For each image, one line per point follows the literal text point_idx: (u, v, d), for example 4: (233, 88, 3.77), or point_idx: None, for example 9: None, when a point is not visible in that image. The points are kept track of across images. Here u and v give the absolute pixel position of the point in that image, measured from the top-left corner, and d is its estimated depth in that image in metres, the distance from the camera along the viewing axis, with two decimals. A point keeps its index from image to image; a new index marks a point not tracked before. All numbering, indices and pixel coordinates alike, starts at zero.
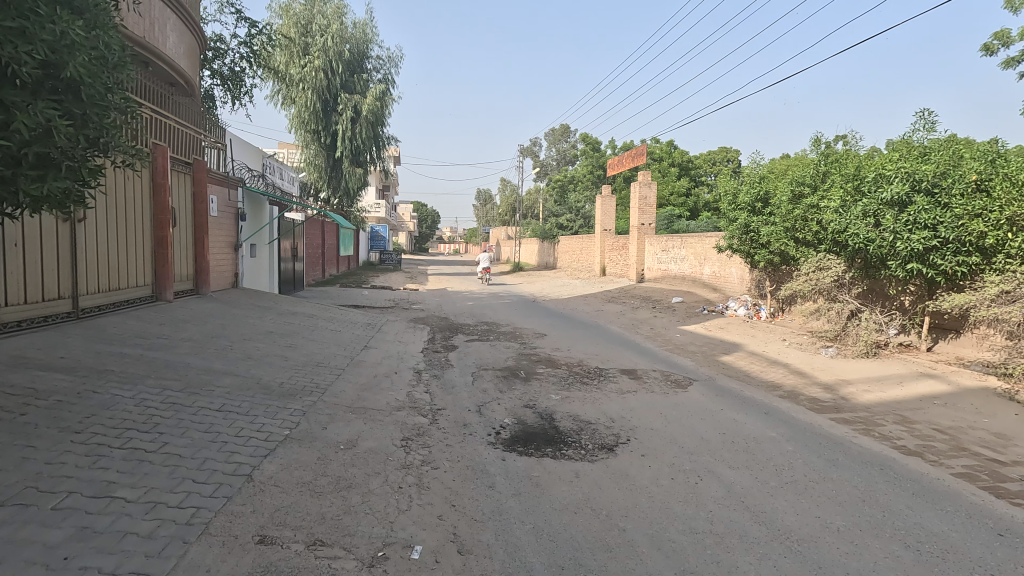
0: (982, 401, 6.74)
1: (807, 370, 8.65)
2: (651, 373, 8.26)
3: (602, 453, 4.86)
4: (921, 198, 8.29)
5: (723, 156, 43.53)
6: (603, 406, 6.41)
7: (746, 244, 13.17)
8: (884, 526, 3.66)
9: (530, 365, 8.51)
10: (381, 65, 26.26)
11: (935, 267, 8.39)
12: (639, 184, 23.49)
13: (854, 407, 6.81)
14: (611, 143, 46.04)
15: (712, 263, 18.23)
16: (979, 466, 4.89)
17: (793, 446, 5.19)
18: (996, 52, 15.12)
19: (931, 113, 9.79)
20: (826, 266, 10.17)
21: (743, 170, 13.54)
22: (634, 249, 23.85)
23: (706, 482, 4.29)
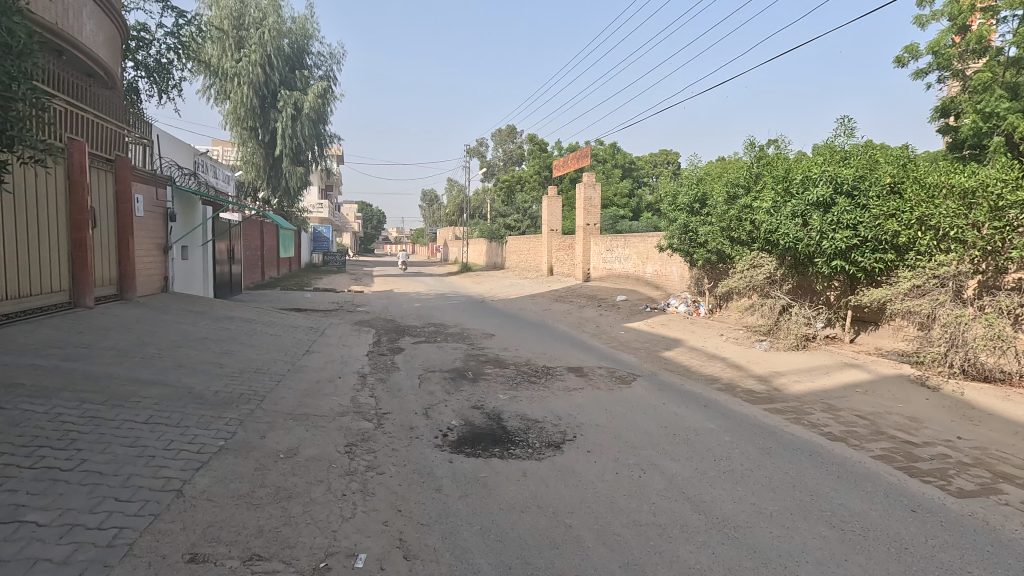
0: (897, 388, 7.27)
1: (743, 364, 9.05)
2: (597, 370, 8.42)
3: (548, 451, 4.91)
4: (842, 199, 8.88)
5: (663, 157, 45.01)
6: (550, 404, 6.47)
7: (685, 243, 13.64)
8: (812, 509, 3.87)
9: (477, 366, 8.49)
10: (322, 61, 25.46)
11: (856, 264, 8.98)
12: (583, 185, 23.79)
13: (785, 397, 7.19)
14: (557, 144, 46.56)
15: (654, 262, 18.79)
16: (895, 448, 5.27)
17: (730, 437, 5.41)
18: (907, 64, 16.30)
19: (851, 120, 10.43)
20: (759, 263, 10.57)
21: (682, 172, 14.03)
22: (580, 248, 24.24)
23: (649, 475, 4.41)
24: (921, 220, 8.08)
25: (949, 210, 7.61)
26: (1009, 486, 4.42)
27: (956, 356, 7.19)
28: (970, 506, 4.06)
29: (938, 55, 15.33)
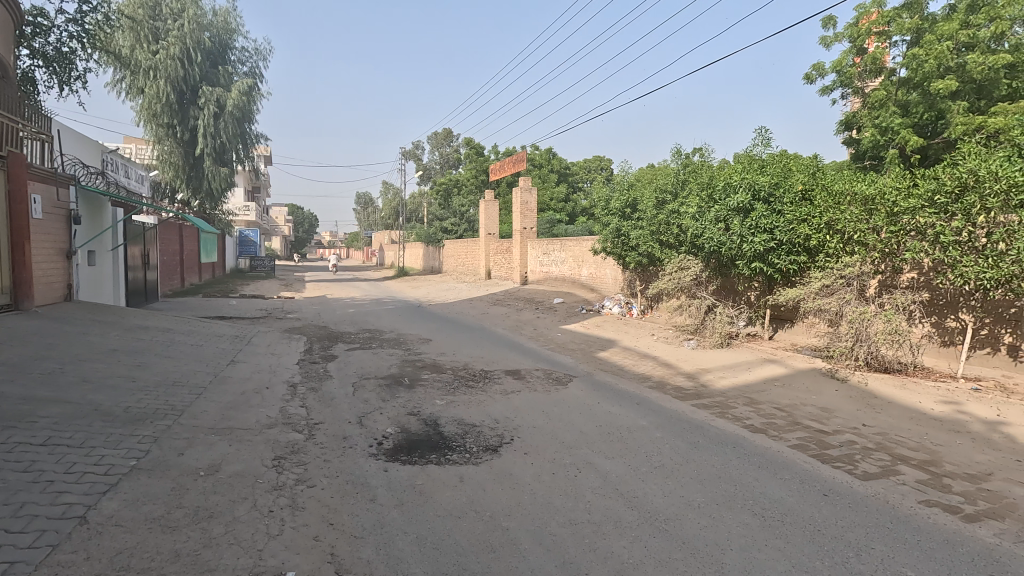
0: (810, 381, 7.82)
1: (673, 362, 9.43)
2: (534, 373, 8.49)
3: (486, 455, 4.90)
4: (759, 205, 9.47)
5: (597, 163, 46.27)
6: (487, 408, 6.47)
7: (618, 246, 14.03)
8: (736, 498, 4.08)
9: (414, 372, 8.35)
10: (247, 57, 24.31)
11: (773, 266, 9.59)
12: (520, 190, 23.93)
13: (711, 392, 7.56)
14: (493, 149, 46.78)
15: (589, 265, 19.23)
16: (809, 437, 5.65)
17: (660, 433, 5.61)
18: (815, 81, 17.60)
19: (767, 131, 11.12)
20: (686, 265, 11.03)
21: (614, 178, 14.45)
22: (517, 252, 24.44)
23: (585, 474, 4.49)
24: (829, 224, 8.73)
25: (853, 215, 8.27)
26: (906, 467, 4.85)
27: (861, 349, 7.85)
28: (873, 487, 4.41)
29: (841, 73, 16.66)
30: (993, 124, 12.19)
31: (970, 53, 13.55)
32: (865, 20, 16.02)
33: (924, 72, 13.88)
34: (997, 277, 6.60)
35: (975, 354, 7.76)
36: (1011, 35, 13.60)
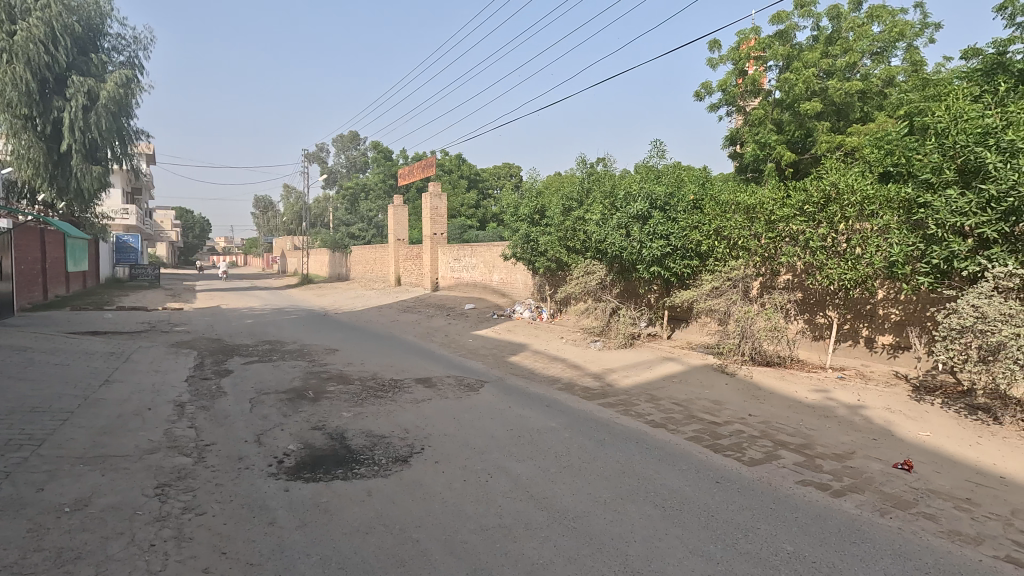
0: (704, 376, 8.42)
1: (580, 364, 9.75)
2: (445, 379, 8.41)
3: (395, 466, 4.77)
4: (656, 213, 10.08)
5: (506, 170, 47.13)
6: (397, 417, 6.31)
7: (527, 252, 14.30)
8: (639, 492, 4.28)
9: (319, 384, 7.97)
10: (123, 46, 22.08)
11: (670, 270, 10.24)
12: (429, 195, 23.67)
13: (616, 391, 7.90)
14: (402, 153, 46.02)
15: (499, 270, 19.43)
16: (703, 429, 6.06)
17: (569, 434, 5.77)
18: (703, 98, 19.05)
19: (662, 143, 11.86)
20: (592, 270, 11.45)
21: (522, 185, 14.75)
22: (428, 257, 24.18)
23: (495, 478, 4.51)
24: (716, 231, 9.50)
25: (737, 222, 9.02)
26: (785, 452, 5.34)
27: (746, 345, 8.57)
28: (758, 472, 4.81)
29: (726, 92, 18.24)
30: (850, 143, 13.88)
31: (830, 80, 15.34)
32: (744, 46, 17.63)
33: (794, 94, 15.52)
34: (855, 278, 7.48)
35: (840, 347, 8.74)
36: (861, 66, 15.60)
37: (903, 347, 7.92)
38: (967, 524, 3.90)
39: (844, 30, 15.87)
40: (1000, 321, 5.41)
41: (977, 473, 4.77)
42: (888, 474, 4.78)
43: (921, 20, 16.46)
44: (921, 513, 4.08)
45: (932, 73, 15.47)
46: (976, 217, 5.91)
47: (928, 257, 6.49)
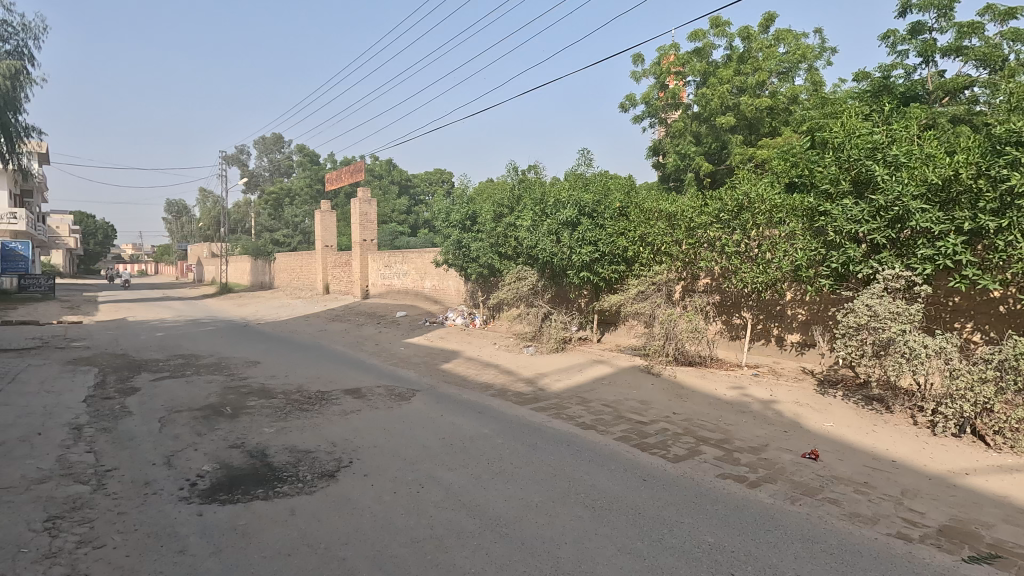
0: (632, 377, 8.70)
1: (513, 369, 9.79)
2: (375, 389, 8.18)
3: (321, 482, 4.58)
4: (585, 219, 10.33)
5: (438, 176, 46.85)
6: (323, 431, 6.06)
7: (459, 258, 14.24)
8: (570, 494, 4.34)
9: (238, 399, 7.52)
10: (9, 33, 19.98)
11: (598, 275, 10.53)
12: (358, 200, 23.03)
13: (548, 395, 8.00)
14: (330, 157, 44.60)
15: (431, 277, 19.21)
16: (631, 429, 6.25)
17: (501, 439, 5.77)
18: (628, 109, 19.78)
19: (590, 152, 12.19)
20: (523, 276, 11.53)
21: (453, 191, 14.68)
22: (357, 265, 23.52)
23: (427, 489, 4.42)
24: (641, 237, 9.88)
25: (660, 229, 9.41)
26: (706, 447, 5.60)
27: (670, 346, 8.94)
28: (682, 468, 5.02)
29: (649, 105, 19.07)
30: (761, 155, 14.88)
31: (743, 96, 16.39)
32: (665, 61, 18.50)
33: (711, 109, 16.45)
34: (766, 281, 8.01)
35: (755, 346, 9.32)
36: (769, 84, 16.79)
37: (809, 345, 8.55)
38: (865, 506, 4.25)
39: (754, 50, 17.02)
40: (890, 318, 5.96)
41: (872, 458, 5.22)
42: (797, 464, 5.13)
43: (819, 44, 17.95)
44: (826, 498, 4.40)
45: (830, 92, 16.89)
46: (867, 224, 6.50)
47: (828, 261, 7.06)
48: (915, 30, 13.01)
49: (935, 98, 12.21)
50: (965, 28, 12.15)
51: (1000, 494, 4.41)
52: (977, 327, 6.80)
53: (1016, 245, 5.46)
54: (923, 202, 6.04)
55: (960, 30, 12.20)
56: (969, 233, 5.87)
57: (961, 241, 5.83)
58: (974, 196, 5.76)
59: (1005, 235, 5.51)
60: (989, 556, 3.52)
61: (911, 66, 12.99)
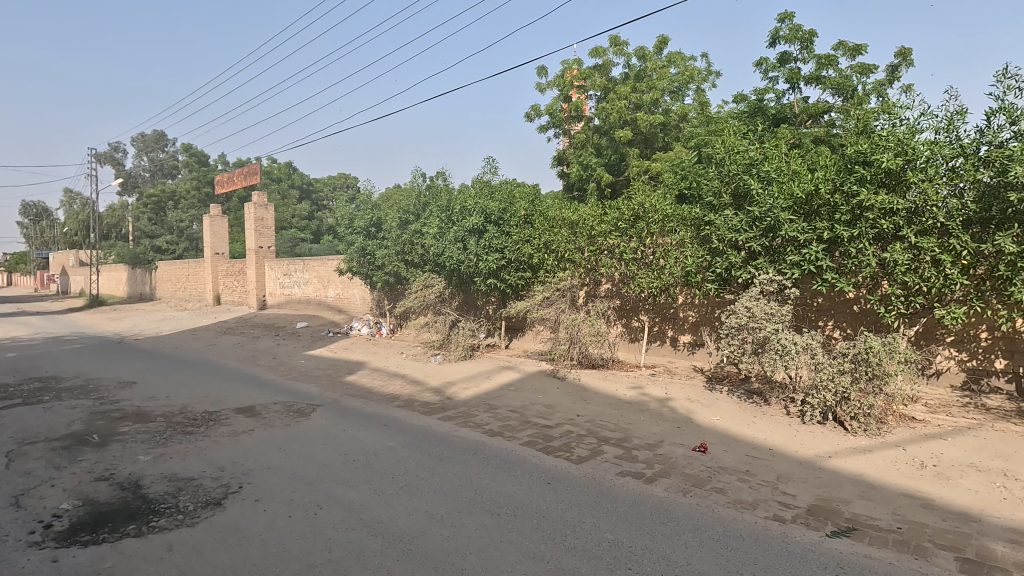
0: (538, 382, 8.85)
1: (420, 379, 9.60)
2: (271, 406, 7.65)
3: (205, 511, 4.20)
4: (491, 227, 10.43)
5: (342, 181, 45.27)
6: (210, 455, 5.57)
7: (364, 266, 13.79)
8: (475, 502, 4.32)
9: (107, 425, 6.72)
10: None
11: (505, 282, 10.66)
12: (252, 205, 21.57)
13: (455, 403, 7.93)
14: (221, 158, 41.49)
15: (334, 285, 18.42)
16: (537, 433, 6.35)
17: (406, 452, 5.62)
18: (533, 119, 20.24)
19: (494, 160, 12.27)
20: (430, 283, 11.34)
21: (357, 197, 14.20)
22: (252, 273, 22.02)
23: (325, 509, 4.20)
24: (546, 245, 10.17)
25: (563, 237, 9.70)
26: (608, 447, 5.83)
27: (575, 350, 9.22)
28: (585, 469, 5.17)
29: (553, 116, 19.65)
30: (656, 168, 15.83)
31: (639, 111, 17.35)
32: (568, 74, 19.17)
33: (610, 122, 17.27)
34: (660, 285, 8.50)
35: (652, 347, 9.87)
36: (663, 101, 17.92)
37: (699, 344, 9.21)
38: (747, 492, 4.62)
39: (649, 69, 18.12)
40: (765, 319, 6.58)
41: (753, 448, 5.69)
42: (689, 458, 5.46)
43: (705, 67, 19.44)
44: (714, 488, 4.73)
45: (714, 111, 18.36)
46: (745, 233, 7.11)
47: (714, 267, 7.65)
48: (784, 59, 14.50)
49: (801, 121, 13.61)
50: (823, 60, 13.72)
51: (856, 473, 4.97)
52: (837, 324, 7.66)
53: (865, 252, 6.22)
54: (790, 214, 6.71)
55: (819, 61, 13.77)
56: (827, 242, 6.61)
57: (822, 248, 6.54)
58: (831, 208, 6.48)
59: (856, 243, 6.26)
60: (847, 530, 3.95)
61: (780, 91, 14.44)
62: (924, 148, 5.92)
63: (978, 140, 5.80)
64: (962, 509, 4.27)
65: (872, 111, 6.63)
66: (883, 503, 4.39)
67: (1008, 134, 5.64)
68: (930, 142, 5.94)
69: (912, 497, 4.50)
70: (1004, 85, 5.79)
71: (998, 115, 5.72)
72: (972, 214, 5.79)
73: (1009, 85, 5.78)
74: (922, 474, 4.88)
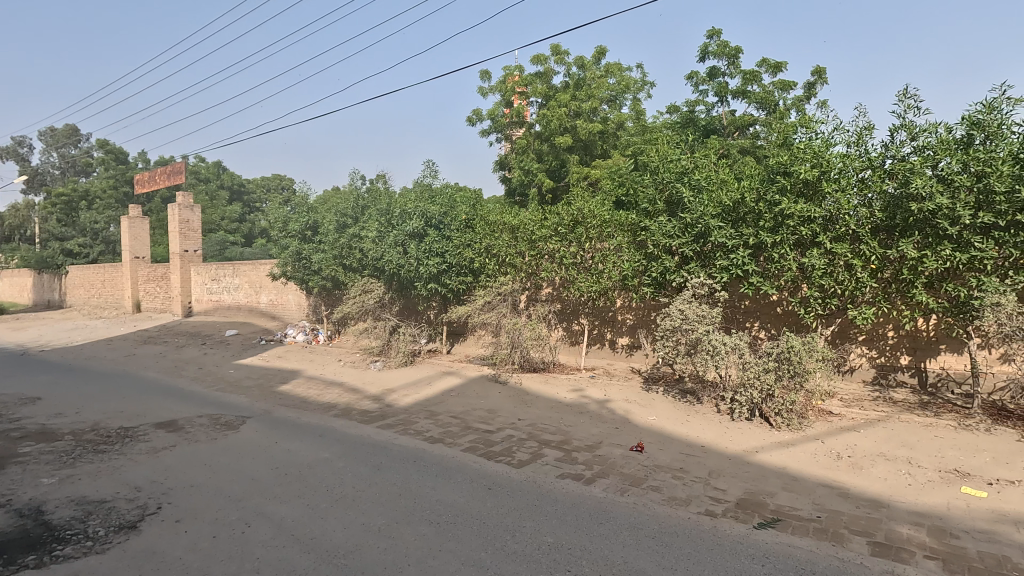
0: (480, 387, 8.81)
1: (359, 387, 9.33)
2: (195, 420, 7.20)
3: (118, 536, 3.89)
4: (432, 231, 10.31)
5: (276, 183, 43.52)
6: (125, 474, 5.17)
7: (299, 271, 13.29)
8: (414, 512, 4.22)
9: (4, 446, 6.10)
10: None
11: (446, 286, 10.57)
12: (177, 206, 20.28)
13: (395, 411, 7.76)
14: (142, 156, 38.86)
15: (267, 291, 17.63)
16: (478, 438, 6.31)
17: (343, 462, 5.44)
18: (475, 124, 20.24)
19: (435, 164, 12.12)
20: (369, 288, 11.02)
21: (292, 199, 13.68)
22: (176, 279, 20.72)
23: (254, 527, 3.98)
24: (487, 249, 10.18)
25: (504, 241, 9.73)
26: (548, 450, 5.87)
27: (516, 354, 9.25)
28: (525, 473, 5.19)
29: (495, 121, 19.73)
30: (595, 175, 16.20)
31: (579, 119, 17.69)
32: (510, 80, 19.33)
33: (551, 129, 17.51)
34: (599, 289, 8.68)
35: (592, 350, 10.07)
36: (602, 110, 18.36)
37: (636, 347, 9.49)
38: (681, 489, 4.77)
39: (588, 79, 18.52)
40: (697, 321, 6.84)
41: (687, 446, 5.89)
42: (626, 457, 5.59)
43: (641, 77, 20.10)
44: (650, 486, 4.86)
45: (650, 121, 19.00)
46: (678, 238, 7.40)
47: (649, 271, 7.90)
48: (712, 73, 15.22)
49: (729, 133, 14.28)
50: (748, 75, 14.52)
51: (780, 466, 5.26)
52: (762, 325, 8.10)
53: (787, 257, 6.61)
54: (719, 221, 7.04)
55: (744, 77, 14.55)
56: (753, 247, 6.97)
57: (748, 253, 6.89)
58: (756, 216, 6.85)
59: (779, 249, 6.64)
60: (773, 521, 4.16)
61: (710, 103, 15.14)
62: (837, 161, 6.36)
63: (884, 154, 6.29)
64: (874, 496, 4.60)
65: (791, 125, 7.06)
66: (804, 493, 4.65)
67: (909, 149, 6.15)
68: (842, 155, 6.39)
69: (830, 486, 4.80)
70: (904, 104, 6.30)
71: (900, 132, 6.23)
72: (879, 221, 6.27)
73: (908, 104, 6.30)
74: (838, 465, 5.22)
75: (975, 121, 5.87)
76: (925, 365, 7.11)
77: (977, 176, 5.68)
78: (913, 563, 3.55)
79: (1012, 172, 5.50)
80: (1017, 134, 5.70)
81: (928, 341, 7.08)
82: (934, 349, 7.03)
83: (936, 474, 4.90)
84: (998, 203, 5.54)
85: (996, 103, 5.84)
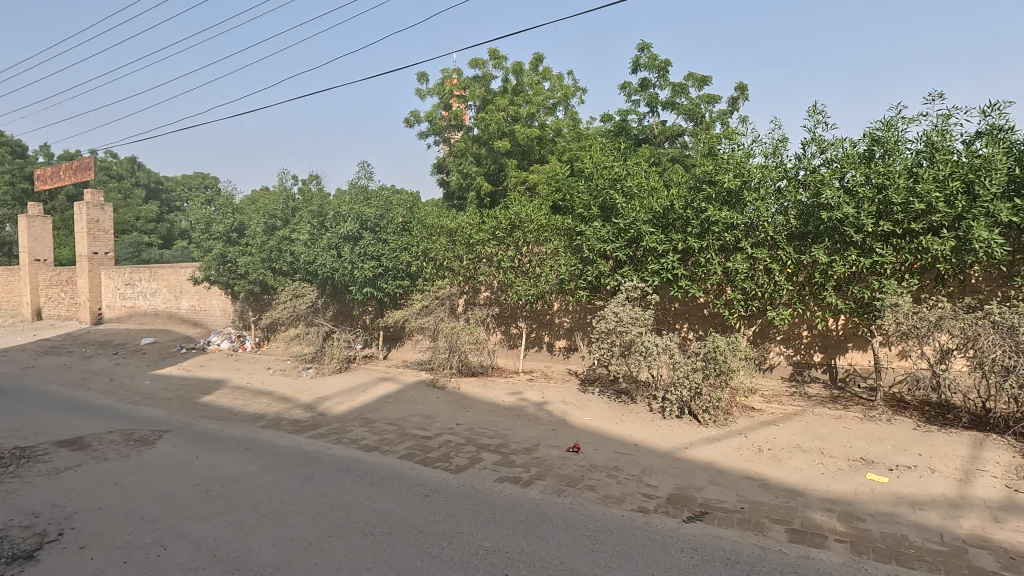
0: (417, 392, 8.68)
1: (289, 395, 8.94)
2: (104, 436, 6.64)
3: (11, 568, 3.52)
4: (367, 234, 10.04)
5: (198, 181, 41.03)
6: (19, 499, 4.68)
7: (224, 275, 12.56)
8: (347, 524, 4.09)
9: None
10: None
11: (382, 290, 10.34)
12: (84, 205, 18.56)
13: (328, 419, 7.49)
14: (43, 149, 35.50)
15: (189, 296, 16.58)
16: (415, 445, 6.20)
17: (271, 475, 5.19)
18: (412, 125, 19.95)
19: (368, 164, 11.64)
20: (301, 292, 10.58)
21: (216, 199, 12.93)
22: (84, 283, 19.03)
23: (171, 549, 3.72)
24: (424, 253, 10.05)
25: (442, 245, 9.66)
26: (486, 454, 5.86)
27: (454, 358, 9.19)
28: (463, 477, 5.15)
29: (433, 123, 19.56)
30: (533, 179, 16.40)
31: (517, 123, 17.80)
32: (448, 83, 19.29)
33: (489, 132, 17.49)
34: (536, 292, 8.76)
35: (530, 352, 10.20)
36: (539, 116, 18.58)
37: (573, 349, 9.73)
38: (615, 487, 4.90)
39: (524, 84, 18.61)
40: (631, 323, 7.06)
41: (621, 445, 6.06)
42: (563, 458, 5.68)
43: (576, 84, 20.53)
44: (585, 486, 4.95)
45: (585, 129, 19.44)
46: (612, 243, 7.59)
47: (585, 274, 8.07)
48: (644, 84, 15.80)
49: (659, 141, 14.85)
50: (676, 87, 15.17)
51: (708, 460, 5.52)
52: (691, 326, 8.49)
53: (712, 262, 6.97)
54: (650, 226, 7.29)
55: (673, 89, 15.21)
56: (681, 252, 7.27)
57: (677, 258, 7.18)
58: (685, 222, 7.17)
59: (705, 253, 7.00)
60: (700, 514, 4.35)
61: (642, 113, 15.69)
62: (756, 171, 6.76)
63: (797, 165, 6.75)
64: (791, 485, 4.91)
65: (716, 136, 7.43)
66: (729, 486, 4.90)
67: (819, 161, 6.63)
68: (761, 166, 6.79)
69: (752, 478, 5.07)
70: (814, 119, 6.79)
71: (811, 145, 6.70)
72: (794, 228, 6.71)
73: (818, 119, 6.80)
74: (759, 458, 5.53)
75: (876, 137, 6.42)
76: (835, 362, 7.68)
77: (878, 188, 6.19)
78: (825, 547, 3.81)
79: (907, 185, 6.02)
80: (911, 150, 6.26)
81: (837, 340, 7.66)
82: (843, 347, 7.60)
83: (845, 463, 5.29)
84: (896, 212, 6.08)
85: (893, 121, 6.40)
